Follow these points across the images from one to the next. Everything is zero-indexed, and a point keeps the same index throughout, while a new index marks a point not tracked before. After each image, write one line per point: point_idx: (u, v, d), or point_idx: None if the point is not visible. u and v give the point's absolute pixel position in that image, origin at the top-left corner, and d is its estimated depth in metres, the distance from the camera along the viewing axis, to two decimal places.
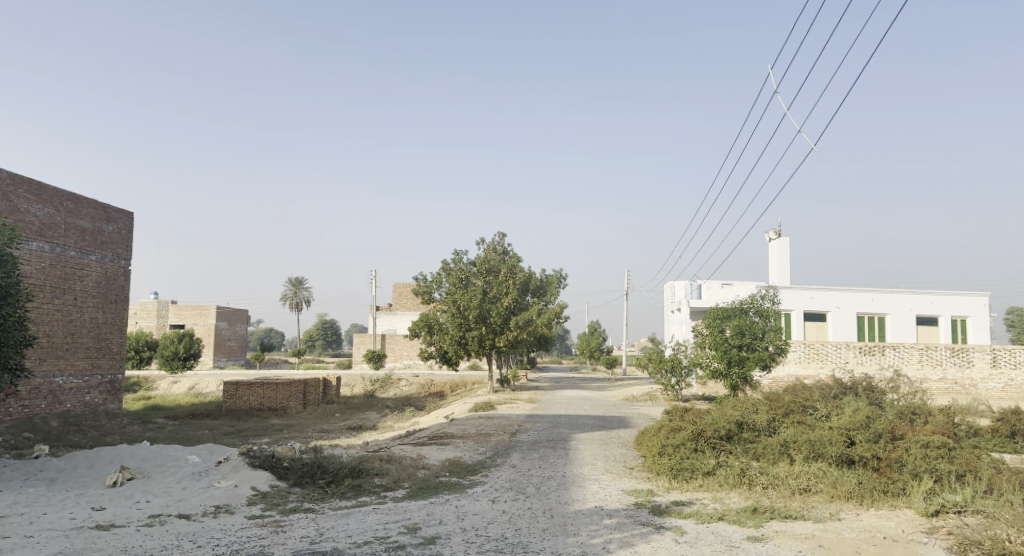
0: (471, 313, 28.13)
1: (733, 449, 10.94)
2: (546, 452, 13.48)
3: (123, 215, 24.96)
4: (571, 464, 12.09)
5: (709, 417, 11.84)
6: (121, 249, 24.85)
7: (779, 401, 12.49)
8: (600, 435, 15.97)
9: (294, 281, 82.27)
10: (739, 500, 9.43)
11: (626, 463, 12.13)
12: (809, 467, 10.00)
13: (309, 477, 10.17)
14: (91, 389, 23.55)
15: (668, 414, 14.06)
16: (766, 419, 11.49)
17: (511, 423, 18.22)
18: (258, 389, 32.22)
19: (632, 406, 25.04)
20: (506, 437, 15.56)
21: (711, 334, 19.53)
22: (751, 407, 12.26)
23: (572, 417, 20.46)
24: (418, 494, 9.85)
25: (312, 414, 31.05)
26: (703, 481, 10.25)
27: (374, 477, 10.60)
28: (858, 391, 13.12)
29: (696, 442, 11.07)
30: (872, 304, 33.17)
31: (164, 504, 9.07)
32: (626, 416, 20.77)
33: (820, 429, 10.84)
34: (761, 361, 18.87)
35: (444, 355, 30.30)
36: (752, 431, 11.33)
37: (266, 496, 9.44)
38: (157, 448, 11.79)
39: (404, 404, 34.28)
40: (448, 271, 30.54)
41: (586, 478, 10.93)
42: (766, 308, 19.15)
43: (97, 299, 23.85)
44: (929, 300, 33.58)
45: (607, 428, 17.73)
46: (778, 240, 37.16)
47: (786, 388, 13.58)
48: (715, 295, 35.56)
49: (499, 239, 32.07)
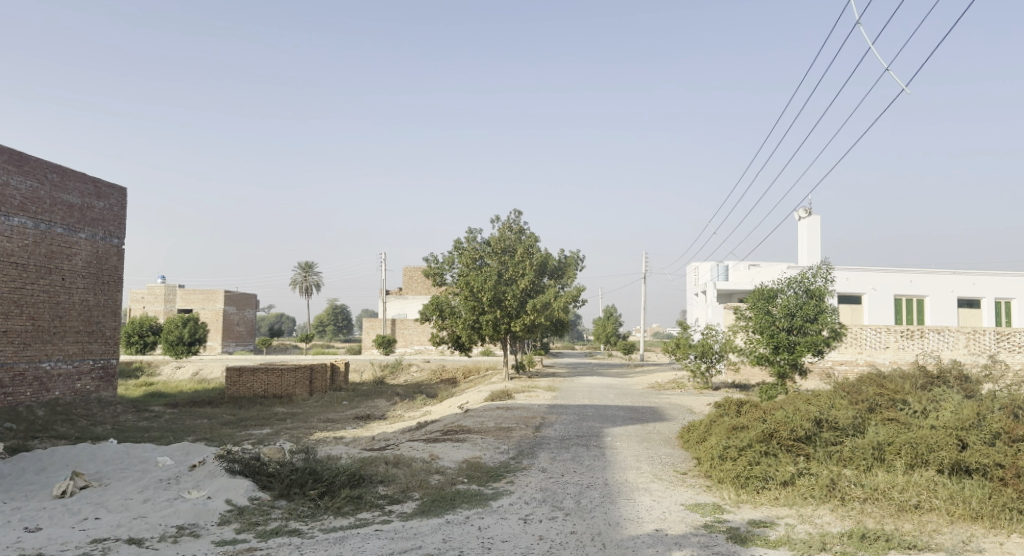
0: (485, 296, 26.22)
1: (814, 453, 9.05)
2: (579, 451, 11.53)
3: (116, 191, 23.19)
4: (613, 468, 10.16)
5: (780, 413, 9.91)
6: (114, 227, 23.06)
7: (859, 393, 10.50)
8: (636, 430, 14.03)
9: (304, 265, 80.81)
10: (837, 522, 7.56)
11: (678, 468, 10.24)
12: (917, 478, 8.08)
13: (298, 487, 8.31)
14: (82, 375, 21.90)
15: (718, 407, 12.16)
16: (850, 415, 9.56)
17: (533, 415, 16.34)
18: (262, 375, 30.54)
19: (661, 394, 23.14)
20: (530, 433, 13.61)
21: (756, 316, 17.59)
22: (827, 400, 10.30)
23: (599, 407, 18.55)
24: (431, 509, 8.01)
25: (318, 402, 29.39)
26: (781, 495, 8.39)
27: (377, 487, 8.74)
28: (951, 381, 11.05)
29: (766, 444, 9.22)
30: (910, 286, 31.02)
31: (115, 524, 7.23)
32: (657, 407, 18.88)
33: (921, 430, 8.87)
34: (813, 347, 16.87)
35: (456, 340, 28.39)
36: (835, 430, 9.41)
37: (244, 511, 7.57)
38: (123, 448, 9.97)
39: (415, 391, 32.55)
40: (460, 251, 28.65)
41: (635, 487, 9.01)
42: (821, 287, 17.01)
43: (87, 279, 22.14)
44: (972, 281, 31.32)
45: (641, 421, 15.79)
46: (808, 218, 34.85)
47: (862, 377, 11.54)
48: (743, 277, 33.46)
49: (515, 217, 30.16)
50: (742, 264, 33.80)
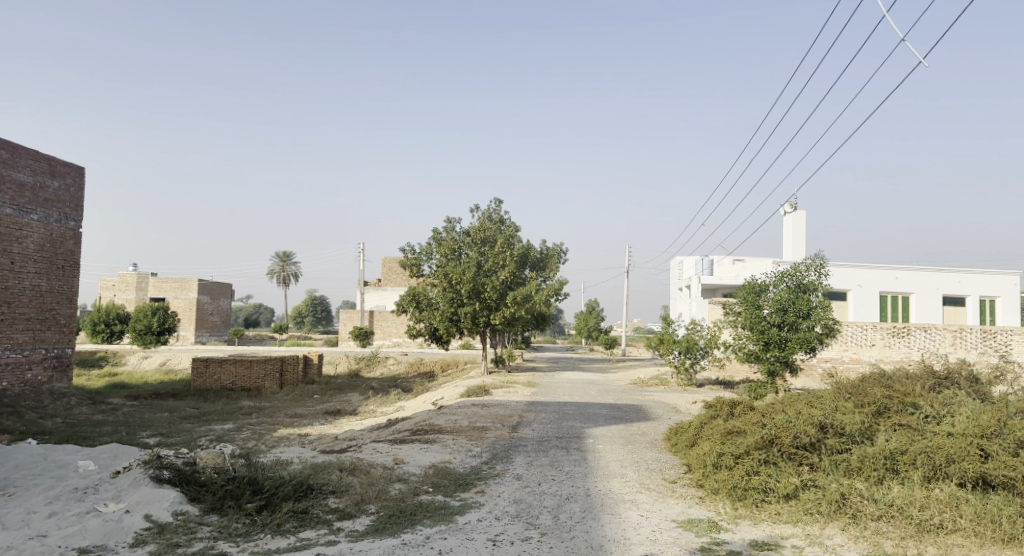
0: (463, 287, 25.07)
1: (820, 462, 8.12)
2: (558, 456, 10.51)
3: (73, 170, 21.71)
4: (594, 476, 9.16)
5: (781, 417, 8.93)
6: (70, 208, 21.59)
7: (865, 395, 9.59)
8: (620, 431, 13.04)
9: (281, 255, 79.25)
10: (850, 545, 6.65)
11: (667, 476, 9.28)
12: (936, 493, 7.19)
13: (233, 500, 7.21)
14: (32, 364, 20.50)
15: (709, 408, 11.19)
16: (857, 419, 8.64)
17: (510, 413, 15.28)
18: (230, 366, 29.27)
19: (644, 391, 22.23)
20: (506, 434, 12.55)
21: (745, 311, 16.70)
22: (831, 402, 9.36)
23: (580, 405, 17.54)
24: (385, 526, 6.97)
25: (288, 395, 28.19)
26: (783, 513, 7.45)
27: (326, 499, 7.68)
28: (960, 382, 10.16)
29: (766, 452, 8.28)
30: (895, 283, 30.37)
31: (5, 545, 6.09)
32: (641, 405, 17.94)
33: (938, 437, 7.99)
34: (805, 344, 15.96)
35: (433, 333, 27.30)
36: (842, 436, 8.48)
37: (164, 529, 6.48)
38: (42, 451, 8.81)
39: (390, 385, 31.46)
40: (439, 241, 27.58)
41: (619, 500, 8.01)
42: (815, 281, 16.10)
43: (40, 264, 20.70)
44: (956, 280, 30.81)
45: (626, 421, 14.79)
46: (793, 213, 34.11)
47: (863, 378, 10.63)
48: (727, 272, 32.66)
49: (495, 207, 29.08)
50: (727, 259, 32.99)
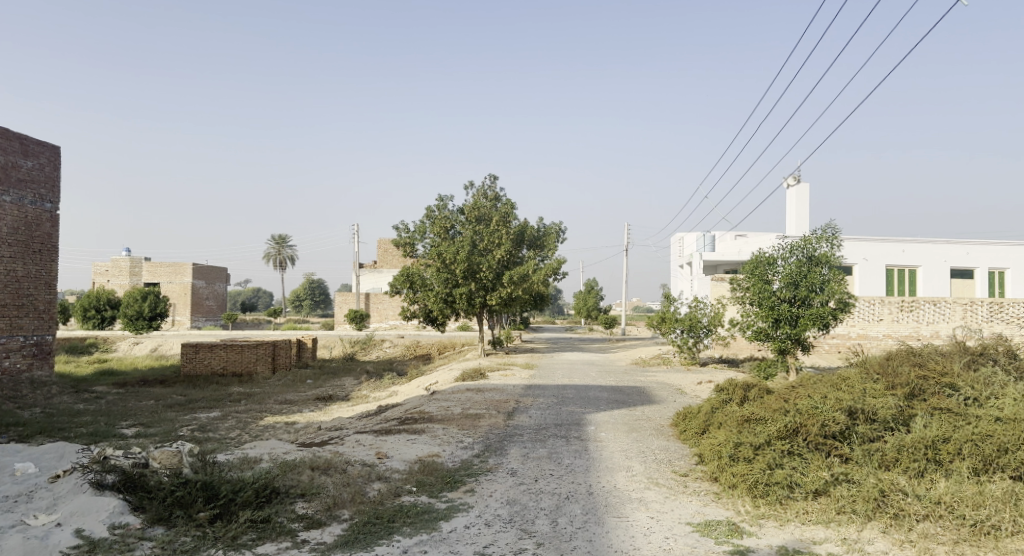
0: (457, 267, 24.05)
1: (852, 453, 7.19)
2: (557, 447, 9.58)
3: (48, 149, 20.40)
4: (598, 470, 8.25)
5: (807, 401, 7.97)
6: (45, 190, 20.35)
7: (896, 374, 8.61)
8: (622, 417, 12.12)
9: (278, 238, 78.26)
10: (894, 552, 5.76)
11: (677, 468, 8.37)
12: (988, 488, 6.28)
13: (184, 509, 6.29)
14: (10, 352, 19.40)
15: (720, 392, 10.25)
16: (891, 402, 7.68)
17: (506, 398, 14.36)
18: (220, 351, 28.29)
19: (646, 372, 21.37)
20: (501, 422, 11.61)
21: (753, 286, 15.71)
22: (858, 383, 8.40)
23: (580, 388, 16.63)
24: (357, 538, 6.07)
25: (280, 380, 27.33)
26: (813, 512, 6.55)
27: (294, 504, 6.78)
28: (997, 358, 9.18)
29: (790, 443, 7.36)
30: (903, 256, 29.38)
31: None
32: (643, 387, 17.09)
33: (985, 424, 7.07)
34: (819, 321, 14.99)
35: (428, 315, 26.33)
36: (874, 422, 7.52)
37: (97, 549, 5.58)
38: None
39: (385, 368, 30.63)
40: (432, 220, 26.55)
41: (626, 499, 7.11)
42: (827, 252, 15.13)
43: (15, 248, 19.50)
44: (965, 251, 29.78)
45: (629, 404, 13.85)
46: (796, 186, 32.99)
47: (892, 357, 9.66)
48: (730, 248, 31.67)
49: (491, 183, 28.01)
50: (729, 234, 31.99)
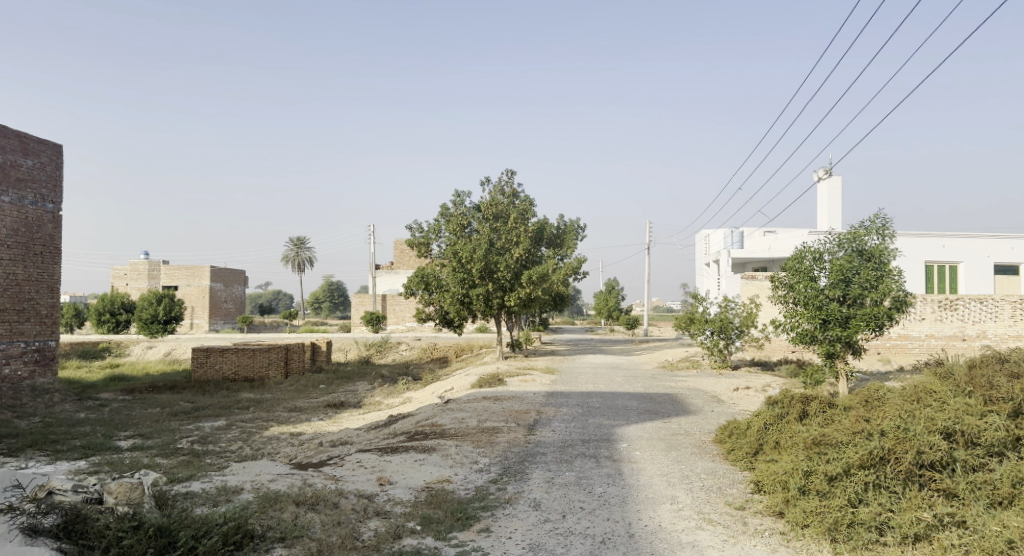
0: (474, 266, 22.76)
1: (955, 487, 5.82)
2: (586, 470, 8.29)
3: (49, 147, 19.15)
4: (637, 502, 6.95)
5: (891, 420, 6.60)
6: (47, 189, 19.09)
7: (993, 387, 7.17)
8: (657, 431, 10.77)
9: (296, 240, 77.72)
10: None
11: (731, 500, 7.02)
12: None
13: None
14: (10, 359, 18.25)
15: (771, 406, 8.92)
16: (998, 422, 6.26)
17: (526, 408, 13.06)
18: (231, 355, 27.25)
19: (674, 377, 19.96)
20: (521, 437, 10.34)
21: (798, 283, 14.26)
22: (949, 398, 6.99)
23: (606, 396, 15.27)
24: None
25: (291, 386, 26.26)
26: None
27: (270, 553, 5.60)
28: None
29: (875, 473, 6.04)
30: (943, 251, 27.63)
31: None
32: (675, 394, 15.68)
33: None
34: (873, 322, 13.54)
35: (444, 317, 25.07)
36: (977, 448, 6.14)
37: None
38: None
39: (400, 372, 29.47)
40: (447, 218, 25.37)
41: (676, 545, 5.81)
42: (879, 246, 13.68)
43: (14, 250, 18.30)
44: (1010, 247, 27.93)
45: (661, 416, 12.47)
46: (828, 179, 31.30)
47: (975, 365, 8.27)
48: (759, 245, 30.13)
49: (507, 178, 26.74)
50: (758, 231, 30.48)
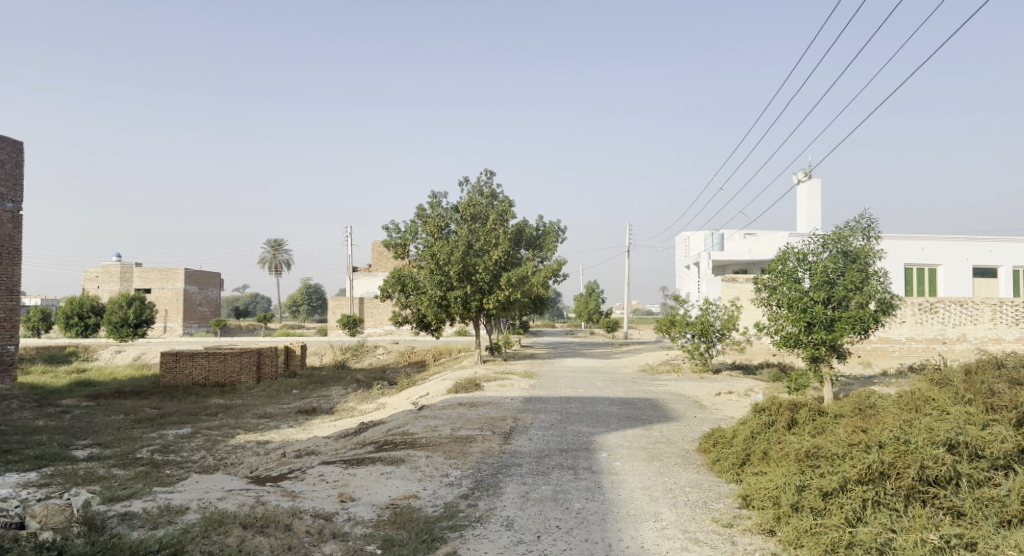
0: (452, 268, 22.18)
1: (962, 505, 5.38)
2: (564, 483, 7.76)
3: (8, 144, 18.23)
4: (620, 520, 6.44)
5: (891, 431, 6.14)
6: (5, 188, 18.17)
7: (992, 395, 6.77)
8: (638, 439, 10.28)
9: (274, 242, 76.45)
10: None
11: (719, 516, 6.52)
12: None
13: None
14: None
15: (757, 414, 8.46)
16: (1004, 433, 5.84)
17: (503, 415, 12.51)
18: (202, 360, 26.39)
19: (655, 381, 19.53)
20: (495, 446, 9.80)
21: (781, 285, 13.87)
22: (949, 406, 6.57)
23: (586, 401, 14.75)
24: None
25: (263, 391, 25.49)
26: None
27: None
28: None
29: (873, 490, 5.59)
30: (922, 254, 27.52)
31: None
32: (657, 399, 15.24)
33: None
34: (858, 324, 13.18)
35: (420, 320, 24.45)
36: (982, 460, 5.71)
37: None
38: None
39: (377, 377, 28.79)
40: (424, 219, 24.74)
41: None
42: (864, 247, 13.34)
43: None
44: (988, 249, 27.91)
45: (643, 422, 11.99)
46: (808, 181, 31.13)
47: (969, 370, 7.91)
48: (739, 247, 29.86)
49: (486, 179, 26.20)
50: (738, 233, 30.21)
